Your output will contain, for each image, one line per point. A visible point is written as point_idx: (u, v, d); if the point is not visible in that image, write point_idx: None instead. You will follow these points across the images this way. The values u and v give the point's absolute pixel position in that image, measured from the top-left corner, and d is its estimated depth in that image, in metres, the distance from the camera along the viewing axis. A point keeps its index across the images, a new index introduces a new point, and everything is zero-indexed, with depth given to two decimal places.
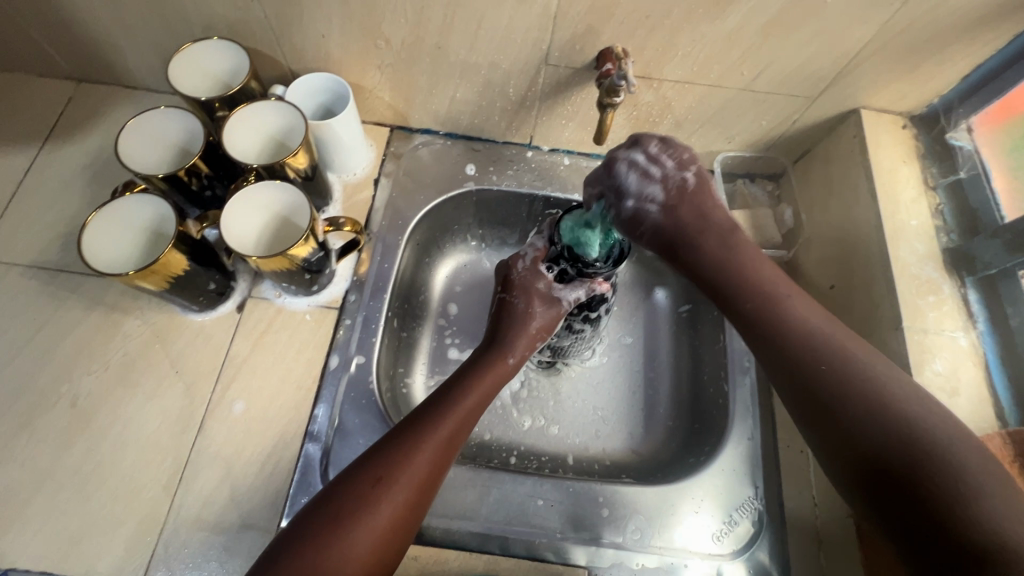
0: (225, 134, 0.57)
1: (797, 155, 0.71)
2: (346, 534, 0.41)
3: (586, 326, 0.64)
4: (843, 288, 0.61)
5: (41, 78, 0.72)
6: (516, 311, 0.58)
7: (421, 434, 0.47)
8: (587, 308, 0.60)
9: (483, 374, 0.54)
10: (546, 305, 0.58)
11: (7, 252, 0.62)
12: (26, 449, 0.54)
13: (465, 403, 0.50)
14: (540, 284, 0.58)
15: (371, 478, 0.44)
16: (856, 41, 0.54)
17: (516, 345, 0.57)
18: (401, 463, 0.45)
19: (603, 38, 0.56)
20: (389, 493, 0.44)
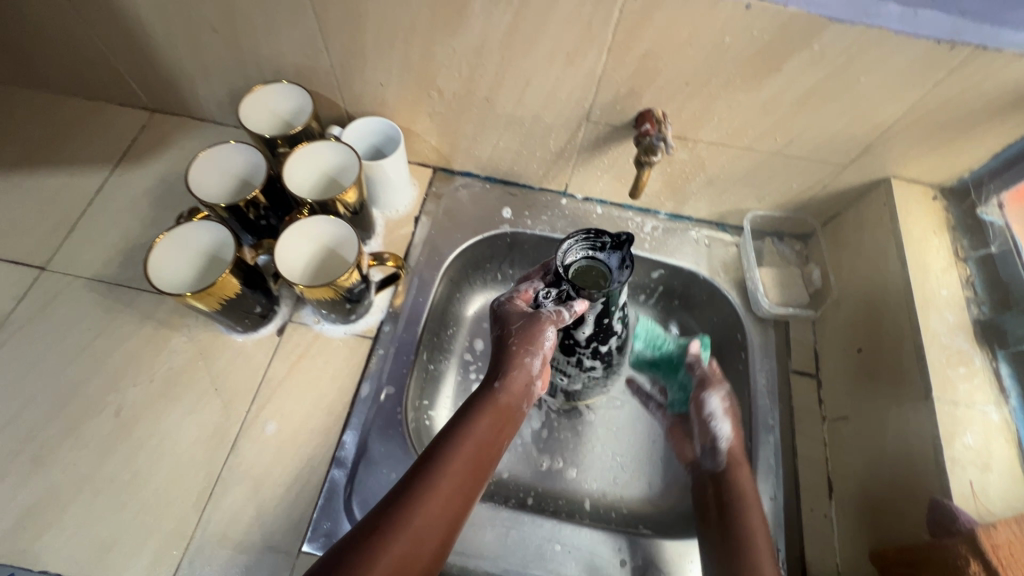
0: (286, 170, 0.62)
1: (827, 218, 0.73)
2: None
3: (596, 364, 0.62)
4: (871, 353, 0.61)
5: (119, 106, 0.79)
6: (504, 347, 0.54)
7: (423, 486, 0.45)
8: (600, 338, 0.59)
9: (482, 418, 0.50)
10: (529, 324, 0.54)
11: (72, 264, 0.67)
12: (70, 454, 0.57)
13: (464, 454, 0.48)
14: (517, 311, 0.56)
15: (368, 529, 0.43)
16: (887, 116, 0.56)
17: (511, 373, 0.53)
18: (402, 516, 0.43)
19: (644, 101, 0.59)
20: (386, 548, 0.42)
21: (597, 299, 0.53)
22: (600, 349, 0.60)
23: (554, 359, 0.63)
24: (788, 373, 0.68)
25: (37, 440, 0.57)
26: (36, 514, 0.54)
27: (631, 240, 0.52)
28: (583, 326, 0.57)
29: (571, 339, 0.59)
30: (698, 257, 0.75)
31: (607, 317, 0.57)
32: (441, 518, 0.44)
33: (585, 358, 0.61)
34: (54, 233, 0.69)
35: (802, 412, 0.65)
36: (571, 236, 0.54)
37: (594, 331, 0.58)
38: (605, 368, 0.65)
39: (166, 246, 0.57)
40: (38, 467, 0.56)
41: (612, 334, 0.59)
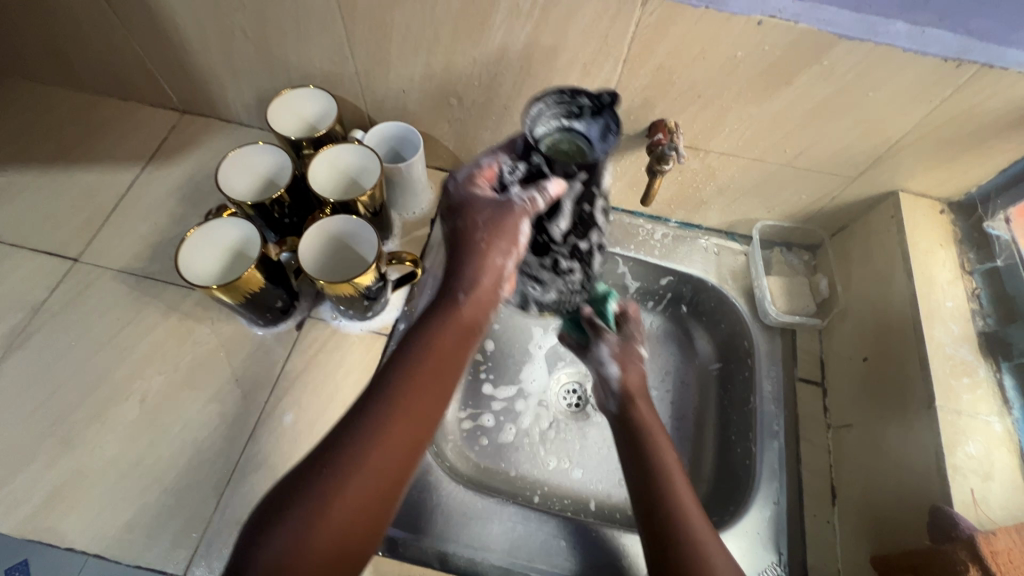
0: (310, 170, 0.64)
1: (835, 229, 0.74)
2: (306, 548, 0.36)
3: (574, 265, 0.56)
4: (877, 363, 0.62)
5: (151, 107, 0.82)
6: (470, 244, 0.48)
7: (383, 414, 0.40)
8: (579, 232, 0.52)
9: (445, 328, 0.45)
10: (499, 218, 0.47)
11: (102, 256, 0.70)
12: (96, 438, 0.59)
13: (423, 374, 0.43)
14: (483, 199, 0.49)
15: (322, 465, 0.38)
16: (895, 131, 0.58)
17: (479, 277, 0.47)
18: (360, 449, 0.39)
19: (657, 111, 0.61)
20: (343, 488, 0.38)
21: (577, 180, 0.46)
22: (579, 246, 0.54)
23: (526, 262, 0.56)
24: (794, 380, 0.69)
25: (66, 424, 0.60)
26: (63, 494, 0.56)
27: (614, 99, 0.48)
28: (559, 217, 0.49)
29: (544, 236, 0.52)
30: (707, 265, 0.77)
31: (588, 204, 0.49)
32: (401, 448, 0.40)
33: (561, 260, 0.55)
34: (86, 227, 0.72)
35: (807, 419, 0.66)
36: (543, 97, 0.48)
37: (572, 223, 0.51)
38: (582, 271, 0.58)
39: (197, 247, 0.60)
40: (67, 450, 0.58)
41: (593, 229, 0.53)
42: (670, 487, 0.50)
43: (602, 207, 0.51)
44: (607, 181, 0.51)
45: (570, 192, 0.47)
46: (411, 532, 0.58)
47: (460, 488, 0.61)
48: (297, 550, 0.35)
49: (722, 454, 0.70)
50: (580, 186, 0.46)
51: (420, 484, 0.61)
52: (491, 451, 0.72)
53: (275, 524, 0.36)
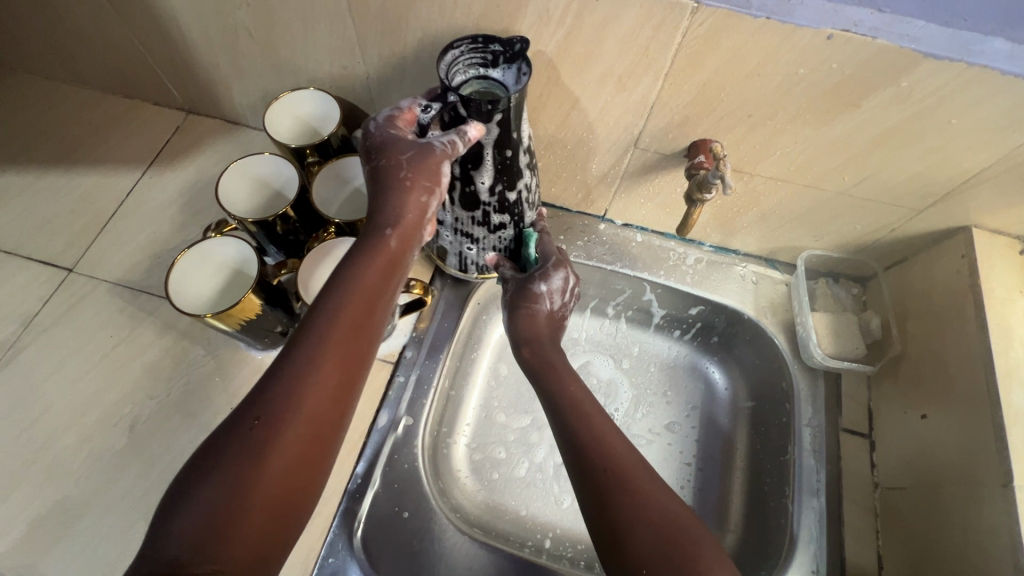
0: (315, 189, 0.61)
1: (890, 262, 0.67)
2: (243, 504, 0.35)
3: (505, 218, 0.56)
4: (939, 423, 0.56)
5: (156, 106, 0.78)
6: (391, 183, 0.47)
7: (311, 358, 0.40)
8: (505, 182, 0.53)
9: (368, 269, 0.45)
10: (420, 156, 0.46)
11: (99, 267, 0.66)
12: (83, 468, 0.56)
13: (349, 316, 0.42)
14: (401, 138, 0.47)
15: (250, 421, 0.37)
16: (977, 162, 0.50)
17: (404, 217, 0.47)
18: (288, 397, 0.38)
19: (699, 131, 0.54)
20: (277, 438, 0.37)
21: (492, 121, 0.46)
22: (507, 198, 0.54)
23: (457, 218, 0.57)
24: (838, 431, 0.62)
25: (53, 451, 0.56)
26: (45, 528, 0.53)
27: (525, 45, 0.46)
28: (482, 170, 0.50)
29: (472, 188, 0.52)
30: (744, 295, 0.70)
31: (508, 149, 0.49)
32: (332, 389, 0.40)
33: (491, 214, 0.55)
34: (83, 234, 0.68)
35: (853, 477, 0.59)
36: (456, 45, 0.46)
37: (495, 175, 0.51)
38: (516, 228, 0.58)
39: (188, 270, 0.56)
40: (51, 478, 0.55)
41: (520, 178, 0.53)
42: (584, 416, 0.49)
43: (524, 148, 0.51)
44: (527, 130, 0.50)
45: (487, 139, 0.47)
46: None
47: (466, 539, 0.56)
48: (232, 506, 0.34)
49: (754, 505, 0.64)
50: (496, 132, 0.47)
51: (423, 532, 0.56)
52: (502, 486, 0.66)
53: (200, 487, 0.35)
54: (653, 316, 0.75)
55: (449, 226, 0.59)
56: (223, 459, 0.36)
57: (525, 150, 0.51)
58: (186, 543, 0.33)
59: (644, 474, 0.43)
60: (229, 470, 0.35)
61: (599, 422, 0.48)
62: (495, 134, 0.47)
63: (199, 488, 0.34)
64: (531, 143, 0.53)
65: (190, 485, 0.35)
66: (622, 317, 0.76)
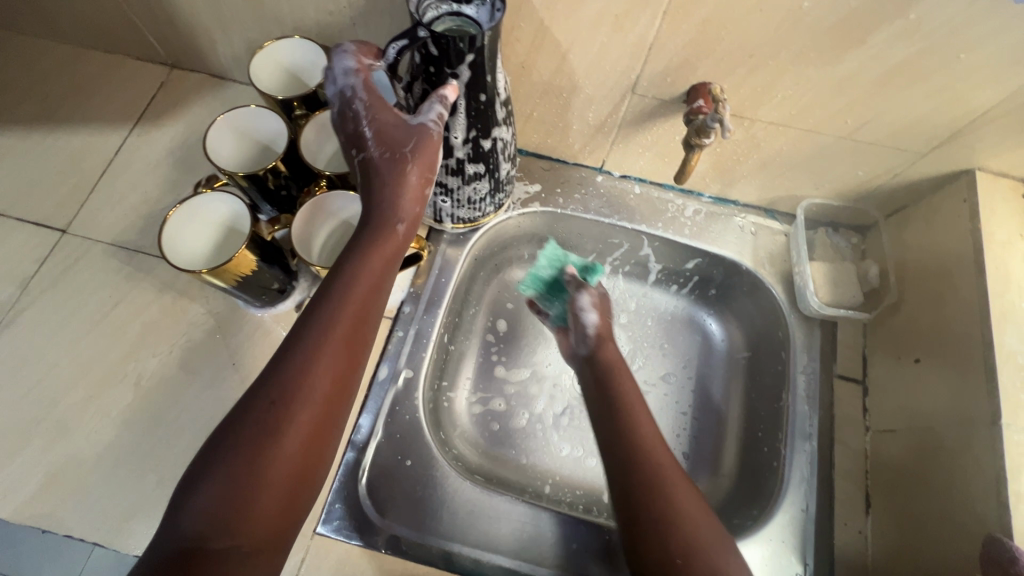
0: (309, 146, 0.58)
1: (891, 210, 0.66)
2: (260, 481, 0.36)
3: (479, 167, 0.56)
4: (932, 368, 0.56)
5: (138, 61, 0.75)
6: (392, 169, 0.47)
7: (317, 343, 0.40)
8: (479, 129, 0.52)
9: (373, 256, 0.45)
10: (416, 138, 0.47)
11: (92, 228, 0.66)
12: (92, 423, 0.57)
13: (356, 302, 0.43)
14: (392, 119, 0.47)
15: (263, 404, 0.38)
16: (984, 100, 0.49)
17: (405, 201, 0.47)
18: (300, 376, 0.39)
19: (698, 74, 0.53)
20: (290, 419, 0.38)
21: (464, 63, 0.45)
22: (482, 146, 0.54)
23: None
24: (832, 378, 0.63)
25: (62, 407, 0.57)
26: (59, 480, 0.54)
27: None
28: (456, 118, 0.50)
29: (445, 135, 0.52)
30: (742, 246, 0.69)
31: (482, 94, 0.49)
32: (340, 370, 0.41)
33: (466, 163, 0.55)
34: (75, 195, 0.67)
35: (844, 421, 0.61)
36: None
37: (470, 123, 0.51)
38: (490, 177, 0.58)
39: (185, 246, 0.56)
40: (62, 435, 0.56)
41: (494, 126, 0.53)
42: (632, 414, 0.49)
43: (496, 96, 0.50)
44: (501, 74, 0.50)
45: (460, 82, 0.47)
46: (412, 527, 0.55)
47: (467, 485, 0.58)
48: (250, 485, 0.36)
49: (748, 450, 0.66)
50: (469, 75, 0.46)
51: (425, 478, 0.57)
52: (503, 437, 0.68)
53: (214, 469, 0.36)
54: (651, 270, 0.75)
55: None
56: (237, 440, 0.36)
57: (497, 98, 0.51)
58: (205, 520, 0.34)
59: (683, 487, 0.43)
60: (241, 452, 0.36)
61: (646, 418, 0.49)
62: (469, 81, 0.47)
63: (213, 469, 0.35)
64: (506, 89, 0.52)
65: (204, 466, 0.36)
66: (619, 272, 0.76)
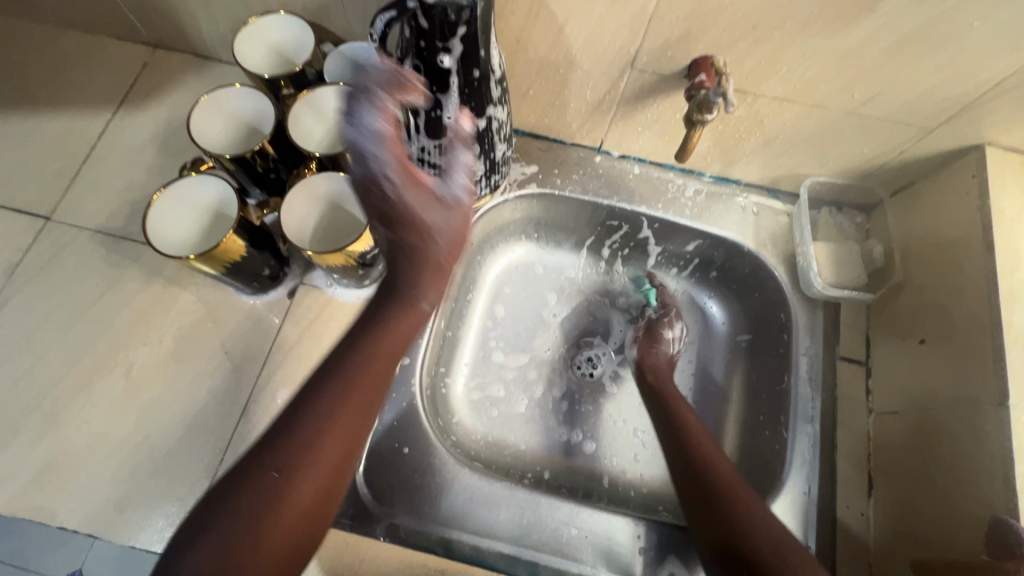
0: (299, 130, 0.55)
1: (897, 188, 0.65)
2: (259, 543, 0.37)
3: (474, 148, 0.54)
4: (937, 349, 0.55)
5: (119, 41, 0.73)
6: (419, 255, 0.50)
7: (327, 413, 0.43)
8: (473, 107, 0.50)
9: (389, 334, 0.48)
10: (442, 224, 0.50)
11: (77, 215, 0.64)
12: (83, 413, 0.56)
13: (368, 376, 0.45)
14: (418, 203, 0.49)
15: (271, 471, 0.40)
16: (996, 72, 0.47)
17: (429, 285, 0.51)
18: (305, 453, 0.41)
19: (700, 47, 0.50)
20: (297, 484, 0.40)
21: (456, 37, 0.43)
22: (476, 125, 0.52)
23: None
24: (835, 360, 0.62)
25: (51, 398, 0.56)
26: (50, 472, 0.53)
27: None
28: (449, 95, 0.48)
29: (438, 115, 0.49)
30: (744, 227, 0.68)
31: (476, 70, 0.47)
32: (347, 440, 0.43)
33: (460, 144, 0.53)
34: (57, 181, 0.65)
35: (847, 403, 0.60)
36: None
37: (463, 101, 0.49)
38: (485, 158, 0.56)
39: (173, 238, 0.54)
40: (52, 426, 0.55)
41: (488, 104, 0.51)
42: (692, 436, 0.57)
43: (491, 73, 0.48)
44: (495, 49, 0.48)
45: (452, 57, 0.45)
46: (410, 514, 0.54)
47: (466, 472, 0.57)
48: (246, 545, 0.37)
49: (749, 433, 0.65)
50: (461, 49, 0.44)
51: (422, 465, 0.57)
52: (502, 423, 0.67)
53: (215, 524, 0.37)
54: (650, 253, 0.74)
55: None
56: (242, 499, 0.38)
57: (493, 75, 0.49)
58: None
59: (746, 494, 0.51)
60: (245, 513, 0.38)
61: (706, 443, 0.57)
62: (461, 57, 0.45)
63: (213, 527, 0.37)
64: (500, 64, 0.50)
65: (207, 520, 0.37)
66: (619, 256, 0.75)
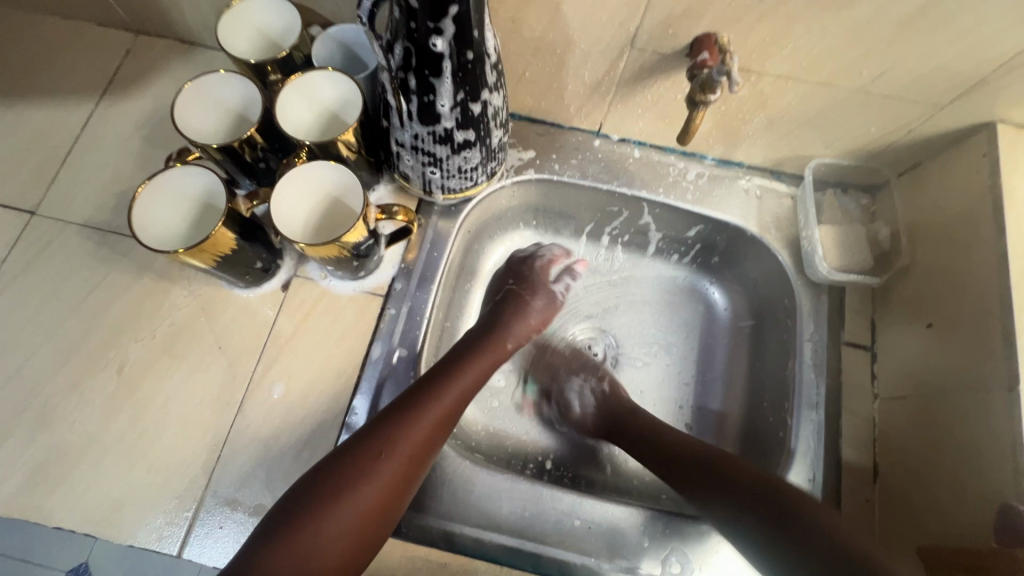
0: (285, 116, 0.54)
1: (904, 167, 0.63)
2: (331, 528, 0.44)
3: (469, 135, 0.52)
4: (945, 333, 0.54)
5: (101, 27, 0.70)
6: (519, 314, 0.64)
7: (405, 426, 0.50)
8: (468, 91, 0.48)
9: (471, 369, 0.56)
10: (546, 300, 0.67)
11: (63, 209, 0.62)
12: (76, 412, 0.55)
13: (445, 400, 0.52)
14: (539, 281, 0.68)
15: (348, 464, 0.47)
16: (1010, 45, 0.45)
17: (515, 334, 0.63)
18: (385, 456, 0.48)
19: (703, 23, 0.48)
20: (372, 478, 0.47)
21: (448, 17, 0.41)
22: (471, 111, 0.50)
23: (416, 135, 0.52)
24: (840, 345, 0.61)
25: (43, 397, 0.55)
26: (45, 472, 0.53)
27: None
28: (442, 80, 0.46)
29: (431, 100, 0.48)
30: (747, 211, 0.66)
31: (469, 52, 0.45)
32: (422, 448, 0.50)
33: (454, 131, 0.51)
34: (41, 174, 0.64)
35: (852, 388, 0.59)
36: None
37: (457, 86, 0.47)
38: (481, 145, 0.54)
39: (160, 242, 0.53)
40: (44, 425, 0.54)
41: (483, 88, 0.49)
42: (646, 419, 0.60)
43: (485, 56, 0.46)
44: (490, 30, 0.46)
45: (444, 39, 0.43)
46: (413, 508, 0.53)
47: (467, 465, 0.57)
48: (317, 532, 0.44)
49: (754, 420, 0.65)
50: (453, 30, 0.42)
51: None
52: (503, 413, 0.67)
53: (302, 509, 0.44)
54: (651, 240, 0.73)
55: (408, 146, 0.54)
56: (322, 490, 0.45)
57: (488, 58, 0.47)
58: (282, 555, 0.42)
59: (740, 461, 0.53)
60: (320, 503, 0.45)
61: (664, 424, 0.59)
62: (454, 39, 0.43)
63: (302, 511, 0.44)
64: (496, 46, 0.48)
65: (295, 506, 0.45)
66: (619, 242, 0.74)
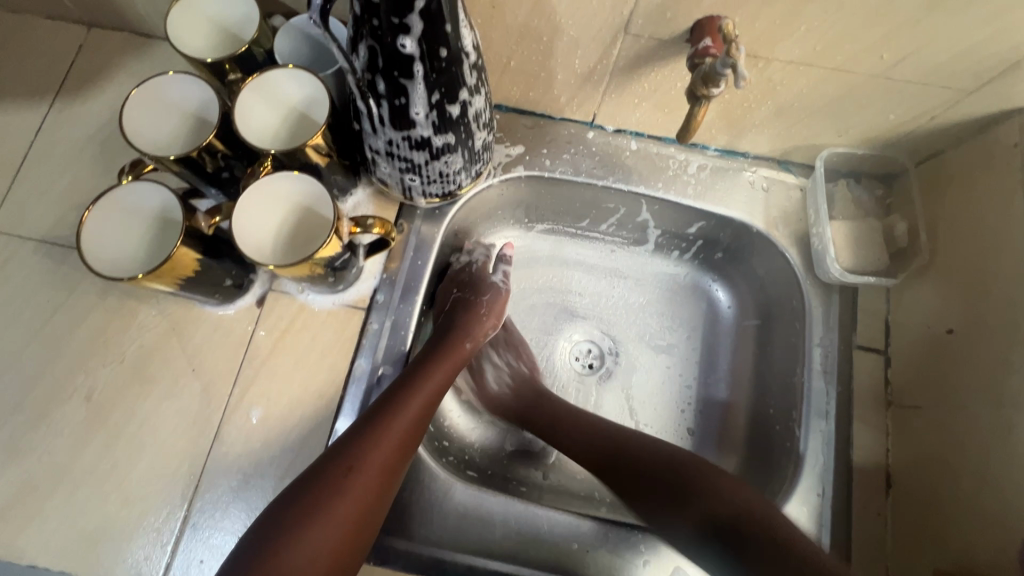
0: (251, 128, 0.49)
1: (924, 155, 0.58)
2: (302, 556, 0.42)
3: (447, 139, 0.47)
4: (967, 339, 0.51)
5: (50, 21, 0.65)
6: (472, 316, 0.61)
7: (366, 442, 0.47)
8: (444, 94, 0.43)
9: (432, 374, 0.54)
10: (494, 294, 0.64)
11: (19, 224, 0.58)
12: (45, 443, 0.52)
13: (406, 408, 0.50)
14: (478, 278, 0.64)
15: (310, 489, 0.44)
16: None
17: (472, 332, 0.60)
18: (348, 477, 0.45)
19: (705, 6, 0.43)
20: (336, 501, 0.44)
21: (415, 12, 0.37)
22: (449, 113, 0.45)
23: (390, 141, 0.47)
24: (851, 348, 0.57)
25: (8, 429, 0.52)
26: (15, 507, 0.50)
27: None
28: (414, 83, 0.41)
29: (403, 105, 0.43)
30: (753, 206, 0.62)
31: (442, 49, 0.40)
32: (388, 462, 0.47)
33: (431, 136, 0.46)
34: None
35: (865, 396, 0.56)
36: None
37: (431, 89, 0.42)
38: (462, 149, 0.50)
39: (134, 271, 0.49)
40: (11, 459, 0.51)
41: (461, 89, 0.44)
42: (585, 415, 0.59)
43: (461, 54, 0.42)
44: (465, 24, 0.41)
45: (412, 37, 0.38)
46: (397, 535, 0.51)
47: (457, 487, 0.54)
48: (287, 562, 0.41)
49: (759, 427, 0.62)
50: (422, 26, 0.38)
51: (410, 480, 0.54)
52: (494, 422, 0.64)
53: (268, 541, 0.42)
54: (650, 235, 0.68)
55: (383, 153, 0.49)
56: (287, 518, 0.43)
57: (464, 57, 0.42)
58: None
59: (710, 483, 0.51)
60: (286, 531, 0.42)
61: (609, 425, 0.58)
62: (424, 37, 0.38)
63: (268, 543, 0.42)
64: (472, 41, 0.43)
65: (262, 537, 0.42)
66: (615, 237, 0.70)
